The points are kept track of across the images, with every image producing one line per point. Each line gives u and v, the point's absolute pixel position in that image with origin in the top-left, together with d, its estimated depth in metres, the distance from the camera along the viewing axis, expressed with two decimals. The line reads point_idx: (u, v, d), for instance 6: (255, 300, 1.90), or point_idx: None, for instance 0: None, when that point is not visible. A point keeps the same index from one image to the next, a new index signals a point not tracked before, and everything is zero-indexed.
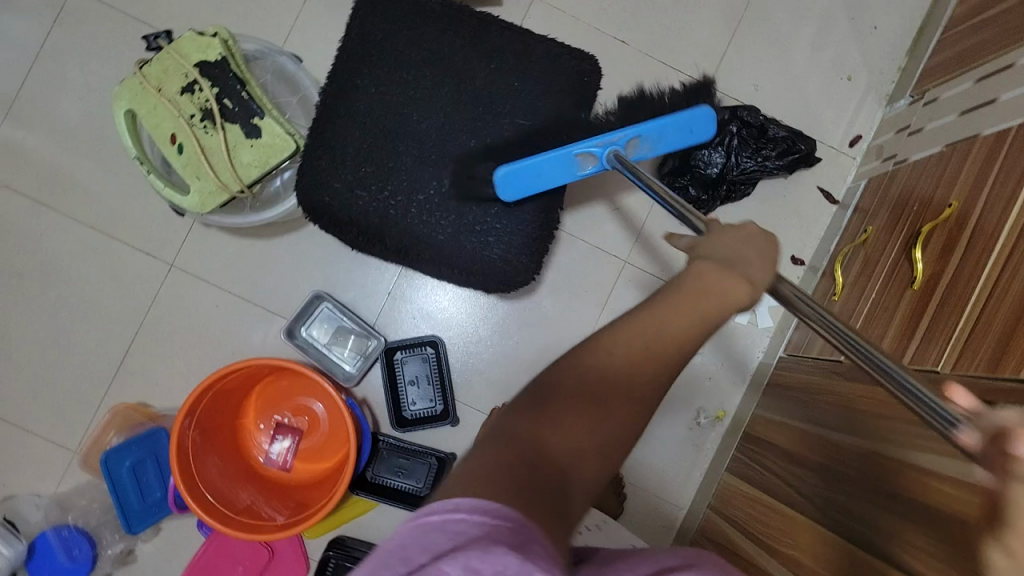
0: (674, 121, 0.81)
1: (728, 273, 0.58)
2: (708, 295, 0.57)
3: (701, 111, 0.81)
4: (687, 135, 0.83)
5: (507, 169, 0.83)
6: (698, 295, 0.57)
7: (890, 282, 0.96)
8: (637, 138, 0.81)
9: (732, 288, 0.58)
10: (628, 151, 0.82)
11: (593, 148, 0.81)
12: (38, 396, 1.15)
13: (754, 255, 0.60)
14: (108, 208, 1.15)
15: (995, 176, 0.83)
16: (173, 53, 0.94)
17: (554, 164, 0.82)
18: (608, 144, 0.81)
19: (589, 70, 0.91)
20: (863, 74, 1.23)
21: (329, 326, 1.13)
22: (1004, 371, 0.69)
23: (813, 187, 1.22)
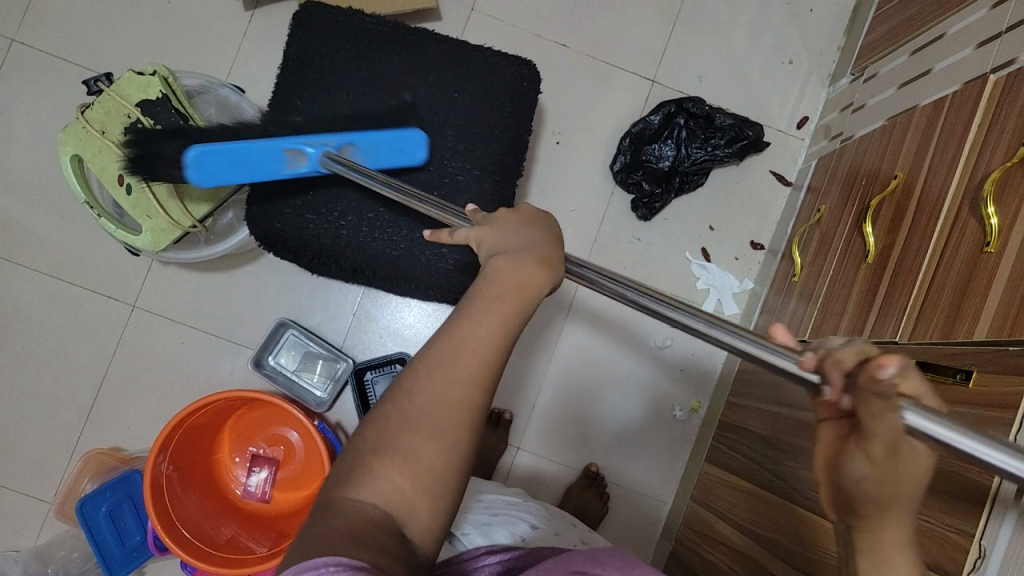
0: (389, 138, 0.83)
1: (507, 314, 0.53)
2: (515, 277, 0.55)
3: (411, 131, 0.84)
4: (398, 154, 0.85)
5: (196, 150, 0.78)
6: (461, 348, 0.51)
7: (846, 258, 0.97)
8: (349, 144, 0.82)
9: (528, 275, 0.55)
10: (341, 159, 0.82)
11: (304, 145, 0.79)
12: (10, 451, 1.14)
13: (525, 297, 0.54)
14: (64, 255, 1.14)
15: (935, 144, 0.84)
16: (114, 94, 0.94)
17: (259, 153, 0.79)
18: (319, 145, 0.80)
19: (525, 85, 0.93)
20: (804, 57, 1.25)
21: (296, 353, 1.13)
22: (958, 334, 0.71)
23: (765, 171, 1.24)
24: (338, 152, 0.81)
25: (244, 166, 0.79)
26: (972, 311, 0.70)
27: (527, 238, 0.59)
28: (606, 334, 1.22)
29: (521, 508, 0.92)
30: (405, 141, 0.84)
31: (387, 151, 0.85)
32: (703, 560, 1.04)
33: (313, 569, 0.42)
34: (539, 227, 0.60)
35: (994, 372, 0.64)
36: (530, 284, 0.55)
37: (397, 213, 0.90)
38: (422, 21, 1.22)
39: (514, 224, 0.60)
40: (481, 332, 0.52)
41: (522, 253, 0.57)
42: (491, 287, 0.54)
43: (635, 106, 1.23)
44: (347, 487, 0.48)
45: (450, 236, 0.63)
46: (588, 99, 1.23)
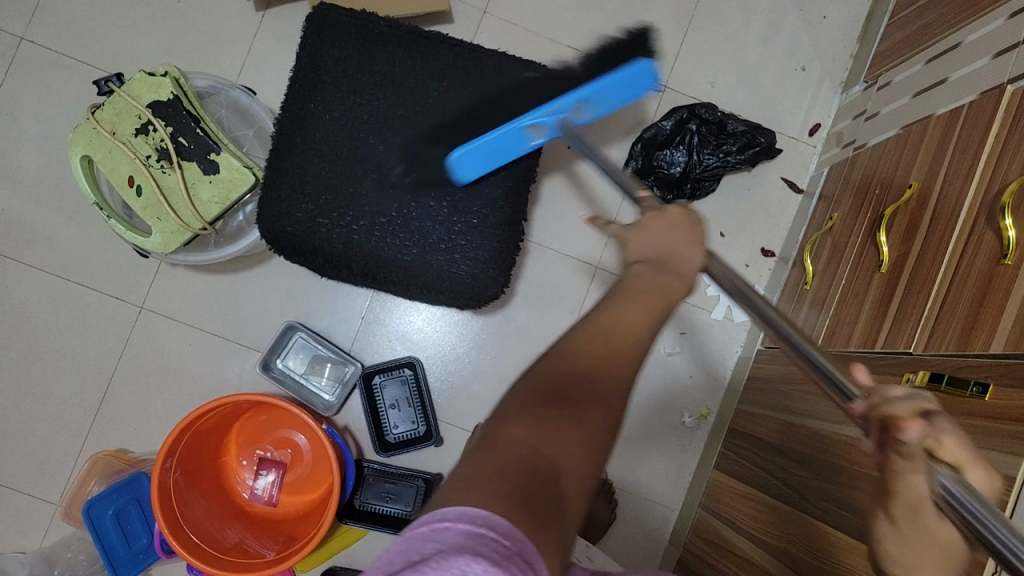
0: (620, 80, 0.77)
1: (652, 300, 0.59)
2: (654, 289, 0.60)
3: (641, 64, 0.77)
4: (633, 88, 0.79)
5: (455, 154, 0.82)
6: (599, 334, 0.57)
7: (858, 268, 0.96)
8: (582, 100, 0.78)
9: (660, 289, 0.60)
10: (573, 116, 0.80)
11: (538, 119, 0.79)
12: (16, 452, 1.13)
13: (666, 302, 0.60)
14: (72, 256, 1.13)
15: (950, 154, 0.84)
16: (125, 95, 0.93)
17: (501, 139, 0.80)
18: (553, 113, 0.79)
19: (569, 75, 0.88)
20: (816, 63, 1.24)
21: (305, 356, 1.12)
22: (974, 347, 0.70)
23: (777, 178, 1.23)
24: (571, 114, 0.79)
25: (484, 153, 0.83)
26: (988, 323, 0.69)
27: (675, 251, 0.62)
28: (688, 344, 1.22)
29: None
30: (638, 78, 0.78)
31: (621, 93, 0.79)
32: (711, 569, 1.03)
33: (472, 522, 0.41)
34: (688, 232, 0.63)
35: (1009, 385, 0.64)
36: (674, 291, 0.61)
37: (409, 217, 0.90)
38: (433, 23, 1.21)
39: (661, 226, 0.63)
40: (632, 320, 0.58)
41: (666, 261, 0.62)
42: (635, 289, 0.60)
43: (646, 111, 1.22)
44: (502, 429, 0.50)
45: (602, 226, 0.66)
46: None
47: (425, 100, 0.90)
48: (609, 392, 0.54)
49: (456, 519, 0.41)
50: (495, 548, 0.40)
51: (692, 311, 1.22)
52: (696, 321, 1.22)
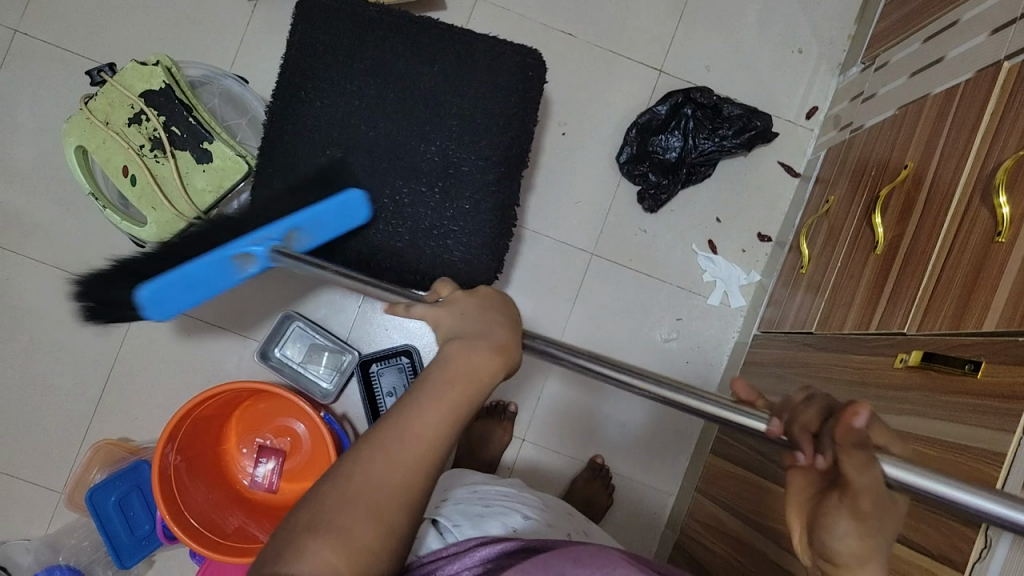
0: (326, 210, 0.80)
1: (473, 359, 0.58)
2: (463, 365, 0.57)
3: (348, 196, 0.81)
4: (341, 222, 0.82)
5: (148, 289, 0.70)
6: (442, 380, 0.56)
7: (853, 250, 0.96)
8: (293, 229, 0.77)
9: (480, 360, 0.58)
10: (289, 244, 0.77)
11: (250, 247, 0.73)
12: (19, 442, 1.14)
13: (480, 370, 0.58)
14: (71, 247, 1.14)
15: (947, 132, 0.83)
16: (117, 85, 0.93)
17: (211, 268, 0.72)
18: (267, 240, 0.74)
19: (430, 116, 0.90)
20: (814, 45, 1.24)
21: (302, 345, 1.13)
22: (968, 325, 0.69)
23: (774, 162, 1.23)
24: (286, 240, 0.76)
25: (191, 291, 0.72)
26: (982, 301, 0.68)
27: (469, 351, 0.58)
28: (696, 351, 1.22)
29: (516, 499, 0.88)
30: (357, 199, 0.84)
31: (330, 223, 0.81)
32: (708, 551, 1.04)
33: None
34: (496, 314, 0.62)
35: (1003, 362, 0.63)
36: (484, 368, 0.58)
37: (403, 205, 0.89)
38: (426, 11, 1.21)
39: (473, 313, 0.62)
40: (465, 363, 0.57)
41: (480, 341, 0.59)
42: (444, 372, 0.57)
43: (641, 96, 1.22)
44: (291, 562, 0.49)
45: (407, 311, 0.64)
46: (594, 89, 1.22)
47: (416, 86, 0.90)
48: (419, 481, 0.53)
49: None
50: None
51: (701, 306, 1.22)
52: (706, 323, 1.22)
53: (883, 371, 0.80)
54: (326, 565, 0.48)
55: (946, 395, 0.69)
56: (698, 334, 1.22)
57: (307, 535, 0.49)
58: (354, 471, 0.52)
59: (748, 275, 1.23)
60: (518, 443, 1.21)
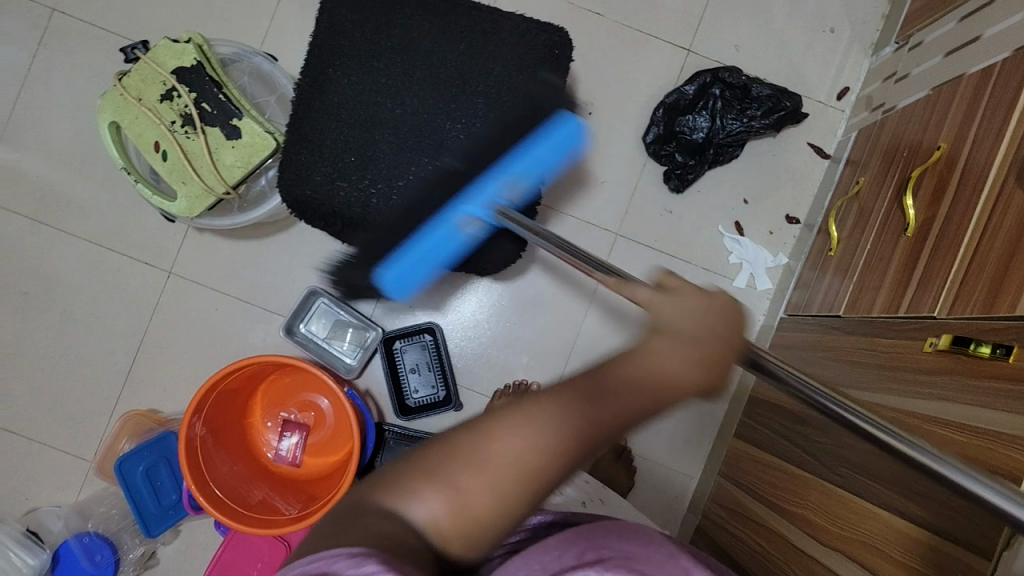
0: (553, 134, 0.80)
1: (684, 352, 0.55)
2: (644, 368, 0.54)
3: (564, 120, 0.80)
4: (561, 150, 0.81)
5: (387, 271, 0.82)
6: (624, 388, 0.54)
7: (883, 233, 0.95)
8: (513, 179, 0.82)
9: (667, 370, 0.55)
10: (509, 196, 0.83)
11: (471, 210, 0.82)
12: (53, 411, 1.17)
13: (696, 358, 0.55)
14: (103, 222, 1.16)
15: (982, 113, 0.81)
16: (150, 62, 0.94)
17: (442, 239, 0.82)
18: (486, 205, 0.83)
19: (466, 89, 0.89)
20: (846, 25, 1.21)
21: (327, 321, 1.15)
22: (999, 309, 0.68)
23: (803, 143, 1.21)
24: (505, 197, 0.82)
25: (416, 268, 0.82)
26: (1014, 287, 0.67)
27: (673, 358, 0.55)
28: None
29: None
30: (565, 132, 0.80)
31: (552, 151, 0.81)
32: (731, 534, 1.03)
33: (319, 560, 0.47)
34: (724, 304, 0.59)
35: None
36: (672, 379, 0.54)
37: None
38: None
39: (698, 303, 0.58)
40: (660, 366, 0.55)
41: (688, 344, 0.55)
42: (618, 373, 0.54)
43: (669, 75, 1.21)
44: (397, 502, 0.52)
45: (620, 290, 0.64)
46: (621, 69, 1.21)
47: (439, 64, 0.90)
48: (523, 476, 0.52)
49: (305, 567, 0.47)
50: (345, 563, 0.45)
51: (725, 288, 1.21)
52: None
53: (911, 357, 0.79)
54: (433, 514, 0.51)
55: (975, 380, 0.67)
56: None
57: (420, 481, 0.52)
58: (494, 438, 0.52)
59: (774, 257, 1.21)
60: None
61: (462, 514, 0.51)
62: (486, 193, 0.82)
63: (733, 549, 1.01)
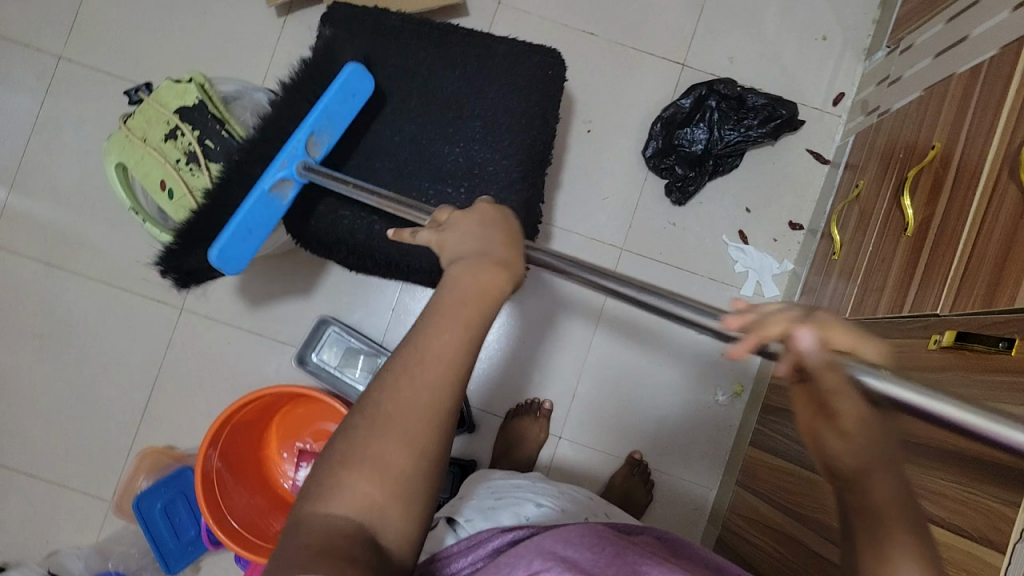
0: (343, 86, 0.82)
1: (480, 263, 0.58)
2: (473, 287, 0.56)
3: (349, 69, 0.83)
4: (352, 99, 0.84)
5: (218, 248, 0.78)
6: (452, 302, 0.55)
7: (884, 233, 0.95)
8: (311, 134, 0.82)
9: (485, 275, 0.57)
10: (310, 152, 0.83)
11: (280, 171, 0.80)
12: (71, 451, 1.18)
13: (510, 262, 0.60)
14: (115, 262, 1.18)
15: (973, 111, 0.82)
16: (153, 103, 0.95)
17: (256, 208, 0.80)
18: (291, 160, 0.81)
19: (461, 114, 0.91)
20: (838, 32, 1.23)
21: (338, 349, 1.16)
22: (1000, 303, 0.68)
23: (802, 150, 1.22)
24: (308, 151, 0.82)
25: (249, 234, 0.80)
26: (1013, 280, 0.67)
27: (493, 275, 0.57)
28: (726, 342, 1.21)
29: (530, 489, 0.86)
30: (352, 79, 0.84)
31: (344, 105, 0.84)
32: (750, 544, 1.02)
33: None
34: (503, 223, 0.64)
35: None
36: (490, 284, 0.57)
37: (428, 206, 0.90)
38: (450, 17, 1.22)
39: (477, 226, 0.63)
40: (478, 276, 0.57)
41: (481, 258, 0.59)
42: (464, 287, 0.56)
43: (665, 90, 1.22)
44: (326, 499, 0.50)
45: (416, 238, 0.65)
46: (617, 86, 1.22)
47: (435, 91, 0.91)
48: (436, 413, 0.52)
49: None
50: None
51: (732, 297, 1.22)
52: None
53: (918, 355, 0.79)
54: (363, 499, 0.50)
55: (981, 374, 0.67)
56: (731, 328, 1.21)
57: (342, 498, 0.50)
58: (381, 395, 0.52)
59: (780, 264, 1.22)
60: (554, 441, 1.21)
61: (394, 479, 0.50)
62: (289, 151, 0.81)
63: (754, 558, 1.00)
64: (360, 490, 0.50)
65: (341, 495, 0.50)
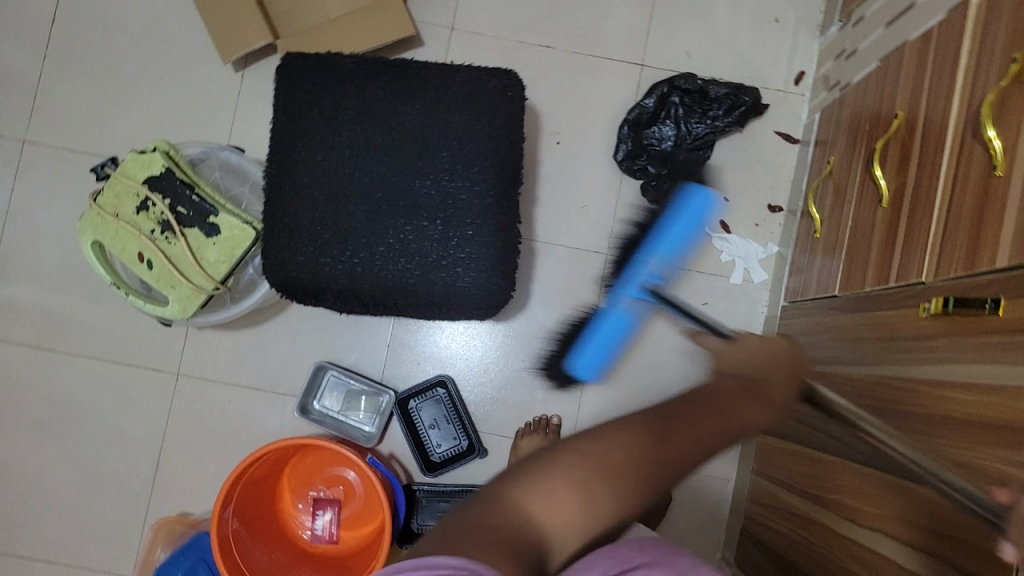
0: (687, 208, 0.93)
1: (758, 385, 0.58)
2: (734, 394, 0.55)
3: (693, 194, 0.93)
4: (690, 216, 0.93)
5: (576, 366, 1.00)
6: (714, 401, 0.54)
7: (861, 207, 0.95)
8: (666, 264, 0.95)
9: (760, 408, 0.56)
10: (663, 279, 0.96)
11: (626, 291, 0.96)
12: (86, 532, 1.18)
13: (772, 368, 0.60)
14: (106, 337, 1.18)
15: (931, 77, 0.83)
16: (120, 177, 0.95)
17: (609, 325, 0.97)
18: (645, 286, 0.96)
19: (428, 146, 0.90)
20: (790, 13, 1.23)
21: (339, 394, 1.16)
22: (982, 266, 0.69)
23: (771, 133, 1.22)
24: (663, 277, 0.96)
25: (597, 346, 0.99)
26: (991, 242, 0.67)
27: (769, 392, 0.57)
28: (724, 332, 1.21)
29: None
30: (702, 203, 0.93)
31: (681, 218, 0.93)
32: (773, 532, 1.02)
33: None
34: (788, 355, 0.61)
35: (1020, 298, 0.63)
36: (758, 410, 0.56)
37: (408, 241, 0.90)
38: (406, 49, 1.23)
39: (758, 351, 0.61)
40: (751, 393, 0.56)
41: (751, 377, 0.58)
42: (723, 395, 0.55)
43: (628, 92, 1.23)
44: (521, 495, 0.48)
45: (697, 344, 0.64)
46: (581, 94, 1.23)
47: (398, 126, 0.90)
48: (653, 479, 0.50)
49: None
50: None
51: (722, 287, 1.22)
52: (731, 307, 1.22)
53: (911, 324, 0.79)
54: (557, 517, 0.48)
55: (973, 338, 0.68)
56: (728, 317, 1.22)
57: None
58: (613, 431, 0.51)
59: (765, 248, 1.22)
60: None
61: (592, 510, 0.48)
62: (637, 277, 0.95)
63: (778, 547, 0.99)
64: (561, 499, 0.48)
65: (544, 492, 0.48)
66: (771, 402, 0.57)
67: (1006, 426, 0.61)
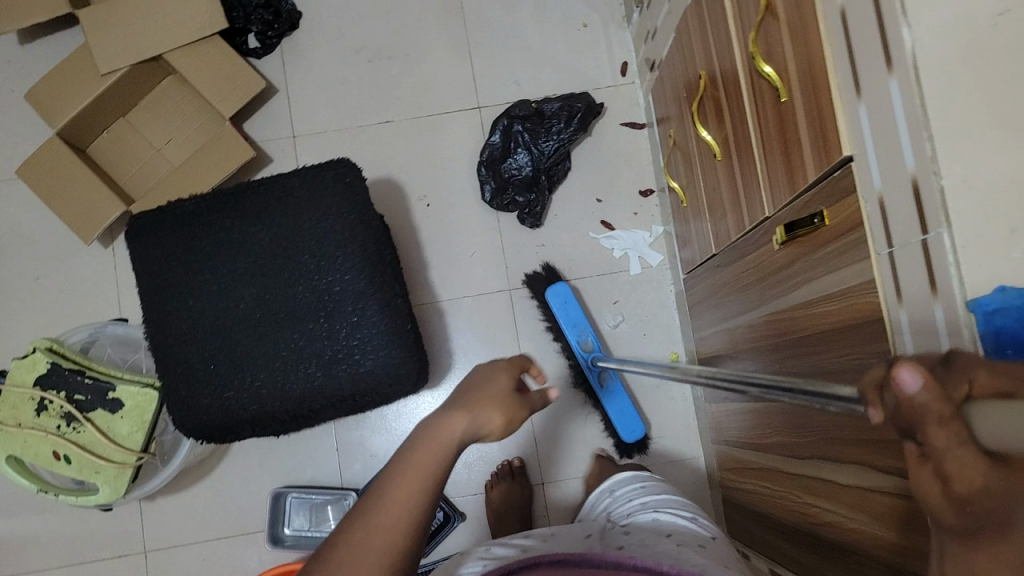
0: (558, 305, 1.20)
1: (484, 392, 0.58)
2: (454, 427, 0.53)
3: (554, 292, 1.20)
4: (568, 302, 1.20)
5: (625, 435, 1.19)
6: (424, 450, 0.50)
7: (704, 164, 1.00)
8: (580, 338, 1.19)
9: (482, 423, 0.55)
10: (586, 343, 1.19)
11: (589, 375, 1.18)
12: None
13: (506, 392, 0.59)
14: (64, 541, 1.18)
15: (712, 32, 0.88)
16: (11, 387, 0.95)
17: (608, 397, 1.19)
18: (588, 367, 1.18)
19: (287, 254, 0.93)
20: (594, 15, 1.30)
21: (305, 512, 1.17)
22: (802, 185, 0.71)
23: (618, 126, 1.28)
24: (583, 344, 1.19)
25: (623, 418, 1.19)
26: (799, 158, 0.70)
27: (490, 395, 0.57)
28: (644, 324, 1.25)
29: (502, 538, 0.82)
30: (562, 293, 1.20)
31: (568, 312, 1.20)
32: (747, 492, 1.03)
33: None
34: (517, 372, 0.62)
35: (837, 201, 0.64)
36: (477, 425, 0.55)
37: (300, 348, 0.92)
38: (257, 169, 1.27)
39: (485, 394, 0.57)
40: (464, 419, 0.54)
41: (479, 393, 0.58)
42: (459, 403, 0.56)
43: (476, 137, 1.28)
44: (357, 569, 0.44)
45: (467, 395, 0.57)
46: (434, 153, 1.28)
47: (254, 246, 0.93)
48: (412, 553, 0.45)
49: None
50: None
51: (624, 283, 1.26)
52: (641, 299, 1.26)
53: (773, 259, 0.82)
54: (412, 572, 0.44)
55: (821, 253, 0.70)
56: (642, 308, 1.25)
57: None
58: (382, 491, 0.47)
59: (653, 231, 1.26)
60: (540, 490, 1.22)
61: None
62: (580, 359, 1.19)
63: (751, 501, 1.02)
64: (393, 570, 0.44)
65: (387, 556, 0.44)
66: (498, 400, 0.57)
67: (860, 320, 0.64)
